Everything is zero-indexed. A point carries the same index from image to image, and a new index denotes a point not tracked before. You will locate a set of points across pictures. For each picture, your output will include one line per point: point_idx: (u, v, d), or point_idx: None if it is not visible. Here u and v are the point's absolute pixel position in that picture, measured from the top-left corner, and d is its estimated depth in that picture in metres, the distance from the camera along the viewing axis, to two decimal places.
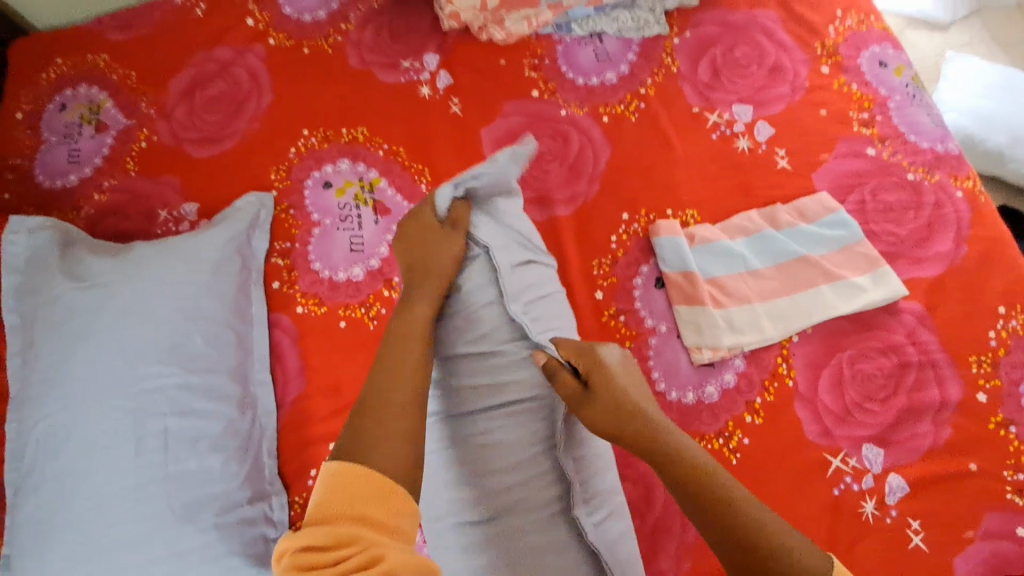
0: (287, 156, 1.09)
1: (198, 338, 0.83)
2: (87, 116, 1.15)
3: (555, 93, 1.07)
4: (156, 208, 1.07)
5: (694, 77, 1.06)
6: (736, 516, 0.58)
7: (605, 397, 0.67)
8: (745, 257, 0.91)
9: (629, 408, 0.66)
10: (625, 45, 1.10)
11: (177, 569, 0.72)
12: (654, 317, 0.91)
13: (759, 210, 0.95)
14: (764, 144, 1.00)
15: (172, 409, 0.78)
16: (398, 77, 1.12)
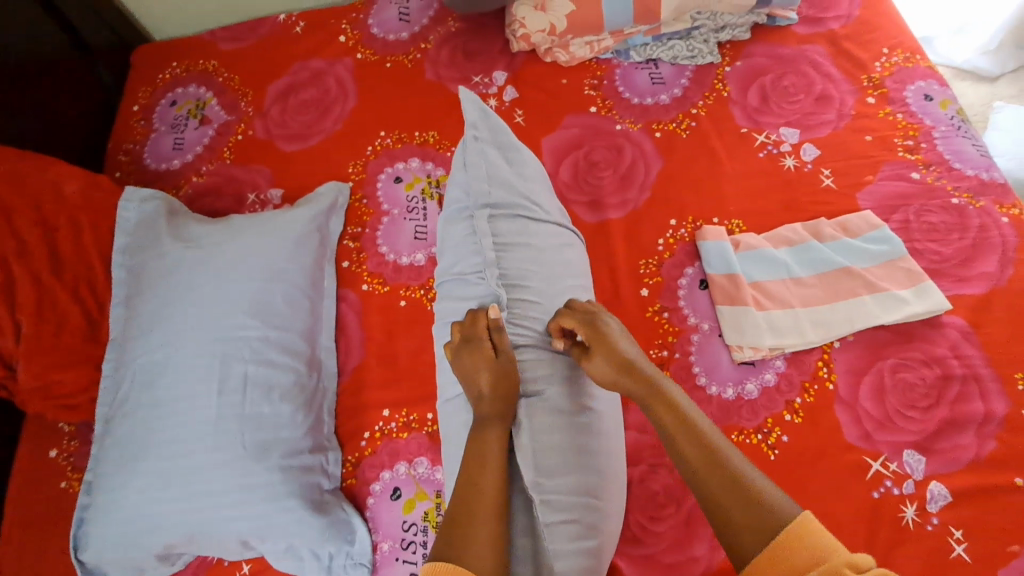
0: (365, 153, 1.21)
1: (280, 299, 0.92)
2: (193, 111, 1.31)
3: (611, 110, 1.16)
4: (246, 191, 1.20)
5: (744, 102, 1.13)
6: (727, 478, 0.65)
7: (608, 356, 0.75)
8: (788, 265, 0.95)
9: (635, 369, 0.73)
10: (679, 70, 1.19)
11: (245, 500, 0.80)
12: (697, 315, 0.95)
13: (804, 223, 1.00)
14: (810, 164, 1.06)
15: (253, 357, 0.86)
16: (470, 90, 1.24)
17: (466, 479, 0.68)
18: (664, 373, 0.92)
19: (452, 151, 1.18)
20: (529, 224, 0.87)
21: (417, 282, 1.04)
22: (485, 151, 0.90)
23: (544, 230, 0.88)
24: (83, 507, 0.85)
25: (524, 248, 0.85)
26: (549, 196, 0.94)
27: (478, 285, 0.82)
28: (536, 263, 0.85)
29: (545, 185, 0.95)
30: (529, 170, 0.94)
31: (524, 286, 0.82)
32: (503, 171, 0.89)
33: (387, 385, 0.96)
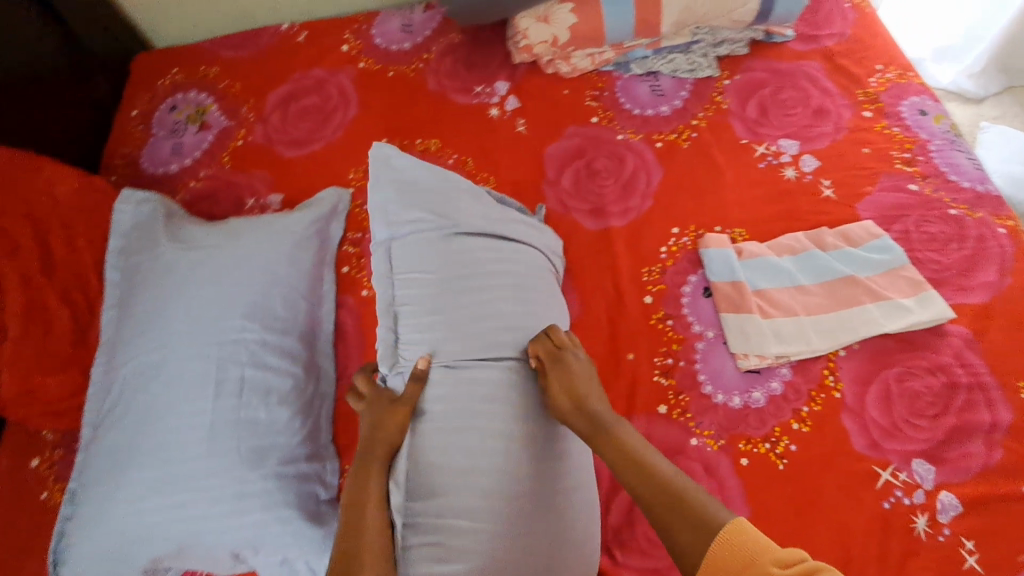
0: (366, 160, 1.20)
1: (279, 302, 0.90)
2: (193, 117, 1.30)
3: (612, 120, 1.17)
4: (245, 196, 1.18)
5: (743, 114, 1.15)
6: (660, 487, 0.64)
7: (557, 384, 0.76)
8: (792, 273, 0.95)
9: (579, 395, 0.75)
10: (679, 83, 1.20)
11: (239, 509, 0.77)
12: (701, 323, 0.94)
13: (806, 232, 1.00)
14: (810, 175, 1.07)
15: (251, 360, 0.84)
16: (471, 99, 1.25)
17: (349, 509, 0.68)
18: (668, 381, 0.91)
19: (454, 158, 1.18)
20: (459, 246, 0.85)
21: None
22: (403, 178, 0.88)
23: (477, 251, 0.86)
24: (65, 519, 0.81)
25: (451, 273, 0.83)
26: (484, 210, 0.91)
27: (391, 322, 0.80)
28: (465, 288, 0.82)
29: (482, 199, 0.93)
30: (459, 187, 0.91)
31: (452, 316, 0.80)
32: (425, 194, 0.87)
33: None
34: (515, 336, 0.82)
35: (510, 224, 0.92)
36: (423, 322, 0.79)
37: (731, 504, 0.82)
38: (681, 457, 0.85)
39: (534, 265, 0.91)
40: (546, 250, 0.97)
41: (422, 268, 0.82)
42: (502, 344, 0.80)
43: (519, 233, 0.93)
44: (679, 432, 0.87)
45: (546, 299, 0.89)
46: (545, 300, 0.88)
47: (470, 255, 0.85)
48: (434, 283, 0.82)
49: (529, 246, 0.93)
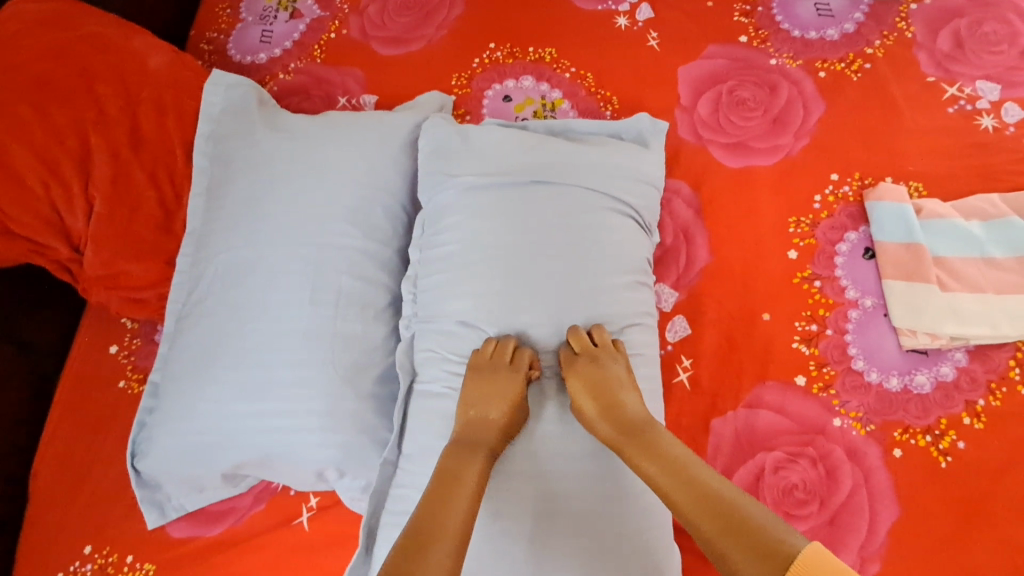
0: (471, 66, 1.06)
1: (380, 208, 0.80)
2: (285, 3, 1.18)
3: (765, 41, 0.99)
4: (336, 94, 1.08)
5: (932, 46, 0.95)
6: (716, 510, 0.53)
7: (585, 395, 0.65)
8: (981, 242, 0.79)
9: (612, 403, 0.64)
10: (853, 3, 0.99)
11: (327, 426, 0.71)
12: (858, 289, 0.80)
13: (1003, 195, 0.82)
14: (1012, 126, 0.87)
15: (349, 269, 0.76)
16: (596, 5, 1.08)
17: (450, 458, 0.62)
18: (811, 350, 0.78)
19: (572, 72, 1.03)
20: (489, 202, 0.75)
21: None
22: (442, 134, 0.82)
23: (511, 204, 0.75)
24: (147, 411, 0.78)
25: (474, 231, 0.74)
26: (560, 149, 0.80)
27: (424, 279, 0.75)
28: (496, 249, 0.73)
29: (546, 142, 0.80)
30: (506, 131, 0.81)
31: (474, 278, 0.72)
32: (455, 153, 0.80)
33: None
34: (556, 298, 0.71)
35: (596, 159, 0.80)
36: (439, 290, 0.73)
37: (877, 500, 0.70)
38: (819, 438, 0.73)
39: (613, 205, 0.77)
40: (650, 181, 0.82)
41: (448, 229, 0.76)
42: (532, 309, 0.71)
43: (611, 168, 0.79)
44: (820, 410, 0.75)
45: (631, 248, 0.76)
46: (611, 251, 0.74)
47: (518, 202, 0.75)
48: (457, 242, 0.74)
49: (609, 180, 0.78)
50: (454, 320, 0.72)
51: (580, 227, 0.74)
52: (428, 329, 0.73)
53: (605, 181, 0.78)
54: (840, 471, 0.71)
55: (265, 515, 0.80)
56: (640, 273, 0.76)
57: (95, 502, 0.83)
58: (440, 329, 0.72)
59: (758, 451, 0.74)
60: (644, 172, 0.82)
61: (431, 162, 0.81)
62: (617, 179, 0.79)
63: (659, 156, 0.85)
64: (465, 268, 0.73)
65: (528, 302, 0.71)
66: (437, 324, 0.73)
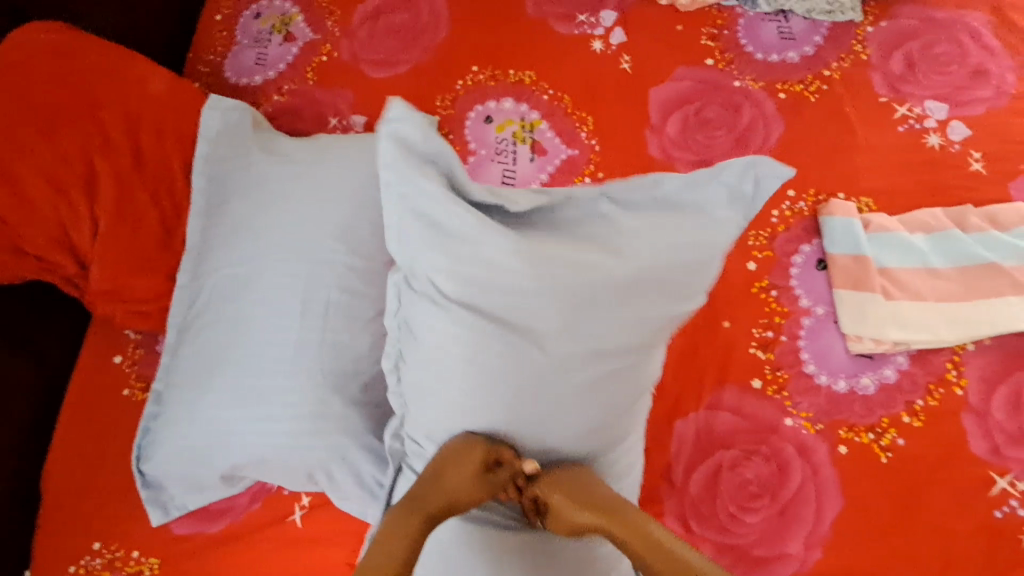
0: (454, 88, 1.12)
1: (367, 226, 0.85)
2: (278, 26, 1.25)
3: (731, 64, 1.05)
4: (328, 115, 1.14)
5: (886, 67, 1.01)
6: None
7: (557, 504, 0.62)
8: (924, 254, 0.85)
9: (584, 498, 0.62)
10: (812, 27, 1.06)
11: (317, 430, 0.77)
12: (810, 297, 0.86)
13: (946, 209, 0.89)
14: (958, 144, 0.93)
15: (337, 284, 0.81)
16: (573, 29, 1.14)
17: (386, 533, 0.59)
18: (766, 355, 0.84)
19: (550, 94, 1.09)
20: (472, 314, 0.60)
21: None
22: (409, 185, 0.60)
23: (489, 310, 0.60)
24: (150, 418, 0.84)
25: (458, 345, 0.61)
26: (588, 244, 0.61)
27: (403, 385, 0.68)
28: (481, 373, 0.61)
29: (574, 237, 0.62)
30: (515, 202, 0.62)
31: (461, 394, 0.62)
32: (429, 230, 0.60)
33: None
34: (548, 451, 0.63)
35: (639, 243, 0.61)
36: (422, 399, 0.66)
37: (823, 493, 0.76)
38: (772, 437, 0.80)
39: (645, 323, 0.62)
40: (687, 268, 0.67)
41: (422, 332, 0.63)
42: (532, 440, 0.64)
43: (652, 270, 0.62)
44: (773, 410, 0.81)
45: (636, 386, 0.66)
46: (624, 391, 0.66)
47: (492, 312, 0.60)
48: (433, 356, 0.63)
49: (631, 300, 0.61)
50: (436, 443, 0.66)
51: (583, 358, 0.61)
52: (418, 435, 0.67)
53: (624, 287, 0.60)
54: (790, 467, 0.78)
55: (260, 513, 0.86)
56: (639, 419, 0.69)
57: (102, 501, 0.89)
58: (420, 452, 0.68)
59: (715, 449, 0.80)
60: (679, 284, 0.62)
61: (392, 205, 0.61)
62: (659, 291, 0.62)
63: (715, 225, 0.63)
64: (445, 394, 0.63)
65: (533, 433, 0.64)
66: (425, 440, 0.67)
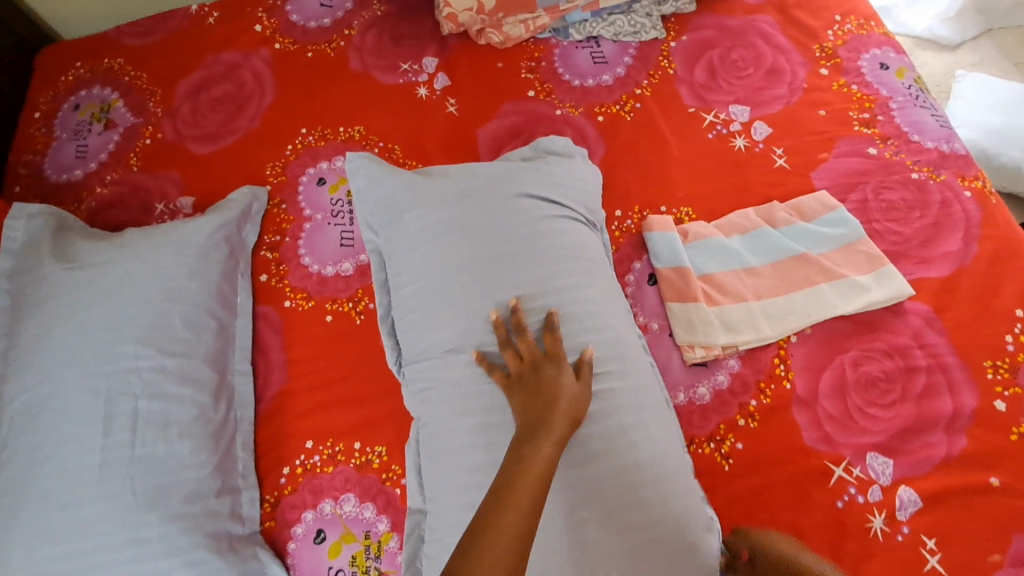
0: (284, 154, 1.10)
1: (176, 321, 0.82)
2: (97, 115, 1.20)
3: (550, 94, 1.08)
4: (154, 201, 1.08)
5: (690, 79, 1.05)
6: None
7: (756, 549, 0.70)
8: (740, 254, 0.88)
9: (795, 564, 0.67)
10: (621, 48, 1.10)
11: (133, 557, 0.71)
12: (645, 313, 0.87)
13: (756, 208, 0.92)
14: (761, 143, 0.97)
15: (145, 391, 0.76)
16: (397, 78, 1.14)
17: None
18: None
19: (380, 146, 1.08)
20: (479, 209, 0.80)
21: (345, 294, 0.96)
22: (392, 181, 0.84)
23: (483, 222, 0.79)
24: None
25: (427, 264, 0.78)
26: (494, 168, 0.86)
27: (440, 325, 0.75)
28: (460, 265, 0.77)
29: (525, 202, 0.82)
30: (450, 171, 0.85)
31: (459, 309, 0.75)
32: (402, 205, 0.83)
33: (315, 411, 0.87)
34: (579, 340, 0.74)
35: (541, 175, 0.85)
36: (427, 323, 0.77)
37: None
38: None
39: (571, 213, 0.84)
40: (588, 189, 0.89)
41: (421, 240, 0.79)
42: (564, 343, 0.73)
43: (557, 187, 0.85)
44: None
45: (602, 261, 0.83)
46: (598, 258, 0.82)
47: (505, 250, 0.78)
48: (425, 268, 0.78)
49: (561, 195, 0.85)
50: (434, 353, 0.76)
51: (583, 269, 0.79)
52: (419, 365, 0.77)
53: (575, 225, 0.83)
54: None
55: None
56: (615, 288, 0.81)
57: None
58: (427, 364, 0.76)
59: None
60: (582, 182, 0.89)
61: (361, 190, 0.87)
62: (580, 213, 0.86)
63: (594, 167, 0.93)
64: (437, 293, 0.76)
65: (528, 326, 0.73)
66: (426, 359, 0.76)
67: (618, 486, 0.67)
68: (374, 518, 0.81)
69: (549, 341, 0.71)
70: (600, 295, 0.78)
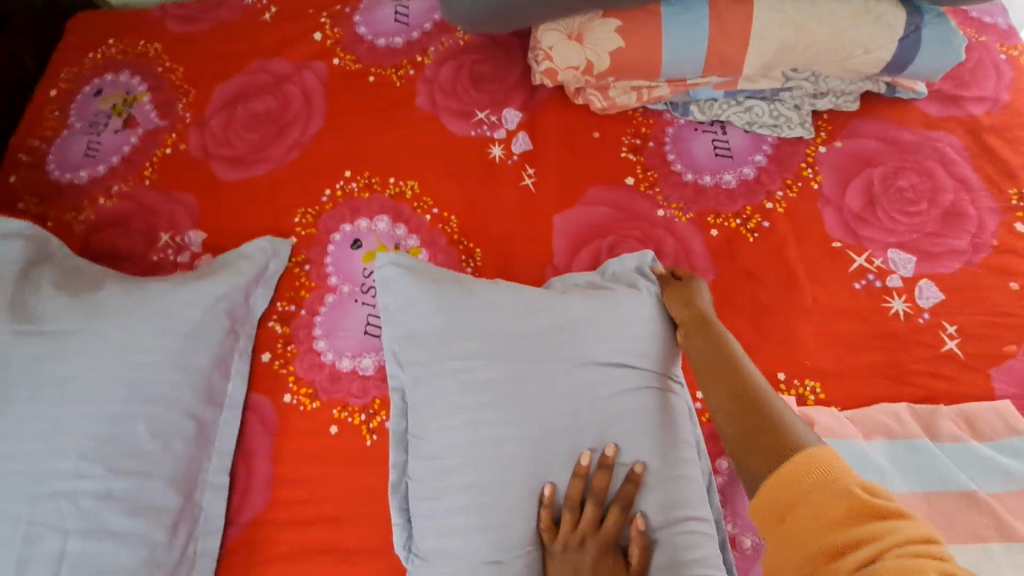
0: (320, 199, 0.91)
1: (140, 428, 0.64)
2: (120, 107, 1.03)
3: (654, 185, 0.86)
4: (160, 229, 0.91)
5: (840, 201, 0.81)
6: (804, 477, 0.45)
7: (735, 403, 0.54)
8: (883, 471, 0.64)
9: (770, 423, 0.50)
10: (754, 142, 0.87)
11: None
12: (735, 522, 0.67)
13: (911, 404, 0.69)
14: (926, 312, 0.73)
15: (79, 525, 0.59)
16: (469, 128, 0.94)
17: None
18: None
19: (434, 213, 0.88)
20: (523, 363, 0.62)
21: (359, 402, 0.76)
22: (422, 306, 0.65)
23: (527, 382, 0.61)
24: None
25: (462, 440, 0.61)
26: (550, 296, 0.66)
27: (457, 524, 0.60)
28: (494, 444, 0.60)
29: (585, 357, 0.63)
30: (494, 293, 0.66)
31: (484, 507, 0.59)
32: (440, 346, 0.64)
33: (293, 558, 0.69)
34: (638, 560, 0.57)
35: (613, 320, 0.65)
36: (443, 519, 0.61)
37: None
38: None
39: (652, 378, 0.64)
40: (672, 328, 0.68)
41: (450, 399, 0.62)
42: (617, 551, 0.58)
43: (629, 336, 0.65)
44: None
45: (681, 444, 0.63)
46: (673, 438, 0.63)
47: (551, 430, 0.60)
48: (449, 444, 0.61)
49: (631, 346, 0.65)
50: (453, 560, 0.59)
51: (652, 458, 0.61)
52: (433, 569, 0.60)
53: (649, 392, 0.64)
54: None
55: None
56: (692, 481, 0.62)
57: None
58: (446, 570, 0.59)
59: None
60: (663, 318, 0.68)
61: (384, 290, 0.68)
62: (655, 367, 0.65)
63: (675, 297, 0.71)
64: (459, 483, 0.60)
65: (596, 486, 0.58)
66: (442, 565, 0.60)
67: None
68: None
69: (618, 523, 0.58)
70: (679, 498, 0.60)
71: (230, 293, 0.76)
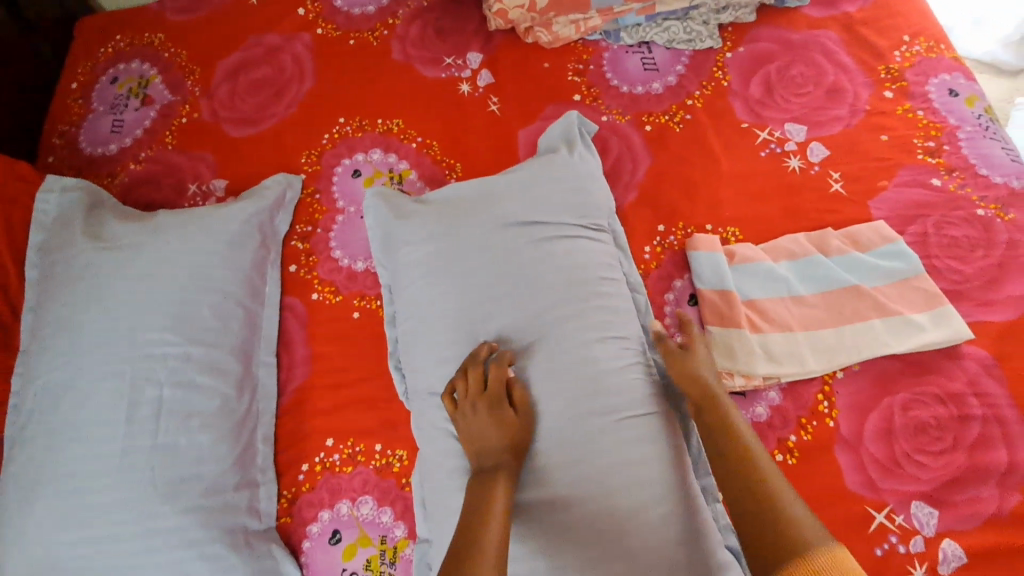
0: (320, 142, 1.07)
1: (205, 310, 0.81)
2: (135, 90, 1.18)
3: (597, 99, 1.04)
4: (186, 181, 1.07)
5: (746, 92, 1.00)
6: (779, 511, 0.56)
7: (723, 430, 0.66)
8: (788, 281, 0.84)
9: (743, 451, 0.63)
10: (674, 56, 1.06)
11: (148, 547, 0.70)
12: (682, 335, 0.84)
13: (809, 233, 0.88)
14: (817, 166, 0.93)
15: (170, 379, 0.76)
16: (440, 72, 1.11)
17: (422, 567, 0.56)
18: None
19: (418, 141, 1.06)
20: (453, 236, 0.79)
21: (373, 291, 0.93)
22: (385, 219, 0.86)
23: (458, 247, 0.78)
24: None
25: (414, 300, 0.79)
26: (473, 189, 0.84)
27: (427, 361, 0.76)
28: (438, 295, 0.77)
29: (500, 223, 0.79)
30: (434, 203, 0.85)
31: (439, 344, 0.75)
32: (397, 241, 0.83)
33: (335, 411, 0.85)
34: (555, 367, 0.71)
35: (522, 191, 0.82)
36: (417, 361, 0.77)
37: None
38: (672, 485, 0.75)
39: (557, 231, 0.80)
40: (580, 189, 0.84)
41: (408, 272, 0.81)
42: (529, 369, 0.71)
43: (537, 201, 0.81)
44: None
45: (586, 277, 0.77)
46: (582, 269, 0.77)
47: (468, 284, 0.76)
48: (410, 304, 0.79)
49: (542, 209, 0.81)
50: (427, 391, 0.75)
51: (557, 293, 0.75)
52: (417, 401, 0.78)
53: (560, 241, 0.79)
54: None
55: None
56: (600, 303, 0.76)
57: None
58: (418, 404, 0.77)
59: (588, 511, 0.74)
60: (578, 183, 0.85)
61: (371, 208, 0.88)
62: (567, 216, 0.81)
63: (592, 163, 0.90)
64: (419, 331, 0.77)
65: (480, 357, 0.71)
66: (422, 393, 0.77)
67: (586, 527, 0.64)
68: (391, 523, 0.79)
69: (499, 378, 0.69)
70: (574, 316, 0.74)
71: (258, 213, 0.93)
